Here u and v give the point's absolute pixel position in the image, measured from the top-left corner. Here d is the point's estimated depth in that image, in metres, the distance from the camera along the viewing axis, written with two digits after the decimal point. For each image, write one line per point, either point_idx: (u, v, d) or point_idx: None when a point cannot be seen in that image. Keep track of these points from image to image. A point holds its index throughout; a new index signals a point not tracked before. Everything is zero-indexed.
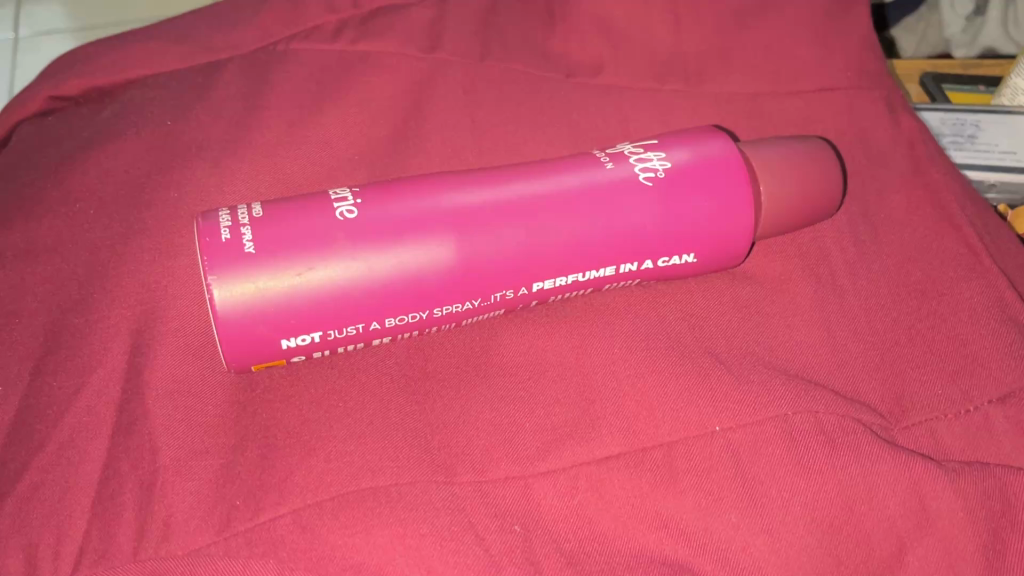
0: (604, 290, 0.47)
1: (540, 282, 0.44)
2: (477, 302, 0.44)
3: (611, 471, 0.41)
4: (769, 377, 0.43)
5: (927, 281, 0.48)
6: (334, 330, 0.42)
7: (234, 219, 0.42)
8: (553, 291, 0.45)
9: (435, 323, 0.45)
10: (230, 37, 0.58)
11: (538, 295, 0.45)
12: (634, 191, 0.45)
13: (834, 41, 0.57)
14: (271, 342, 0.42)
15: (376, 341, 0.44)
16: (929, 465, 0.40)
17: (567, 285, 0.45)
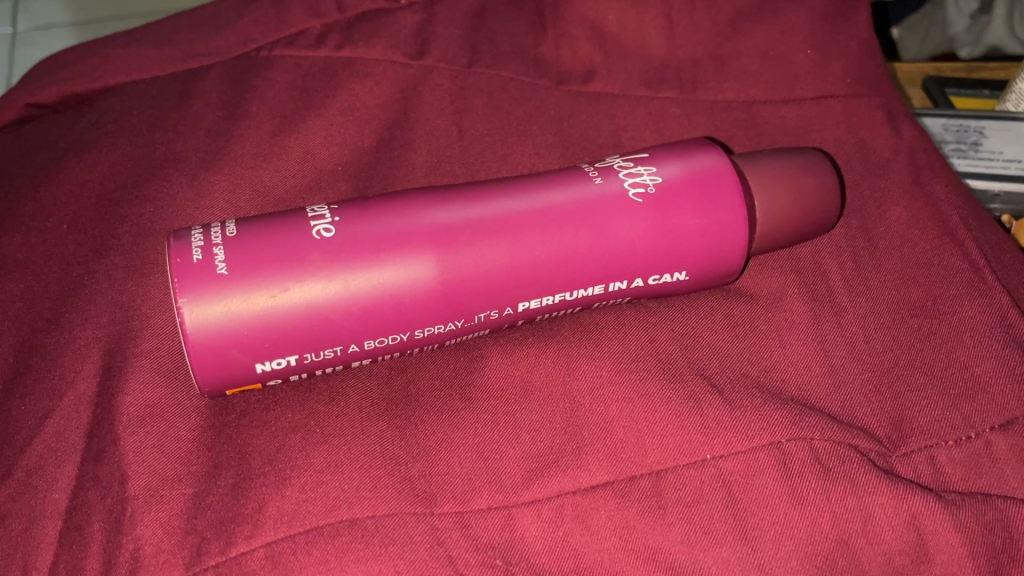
0: (593, 309, 0.45)
1: (526, 302, 0.43)
2: (460, 322, 0.42)
3: (597, 501, 0.39)
4: (763, 402, 0.42)
5: (928, 299, 0.46)
6: (310, 354, 0.41)
7: (206, 238, 0.40)
8: (539, 311, 0.44)
9: (417, 344, 0.43)
10: (212, 42, 0.56)
11: (523, 314, 0.44)
12: (623, 207, 0.43)
13: (834, 47, 0.55)
14: (244, 367, 0.40)
15: (354, 363, 0.43)
16: (927, 496, 0.39)
17: (554, 304, 0.44)
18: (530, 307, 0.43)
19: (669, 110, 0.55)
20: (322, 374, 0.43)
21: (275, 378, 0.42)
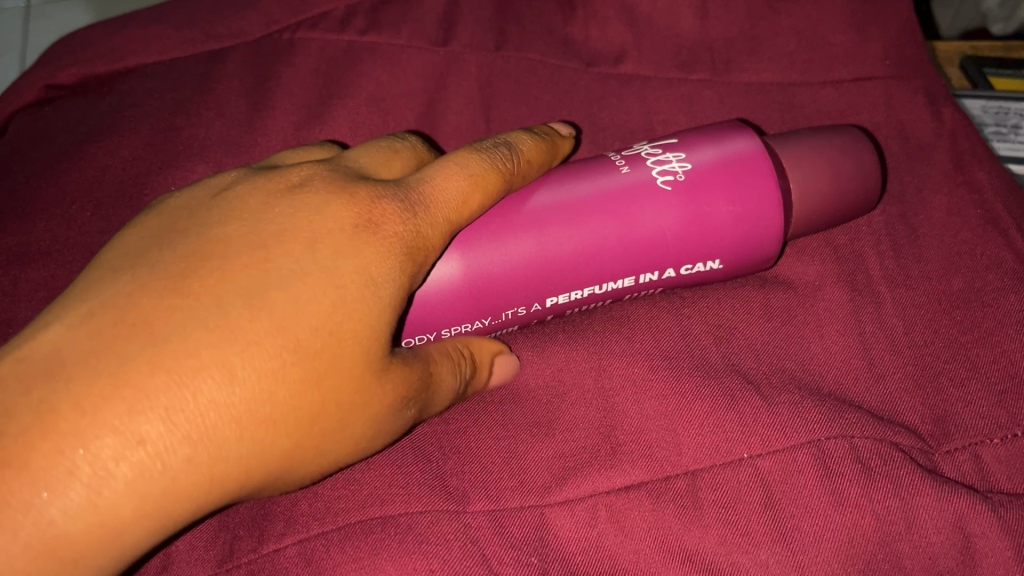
0: (624, 301, 0.44)
1: (555, 298, 0.42)
2: (488, 320, 0.42)
3: (632, 500, 0.39)
4: (801, 399, 0.41)
5: (971, 289, 0.45)
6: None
7: None
8: (569, 303, 0.43)
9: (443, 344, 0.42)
10: (232, 23, 0.55)
11: (551, 310, 0.43)
12: (649, 194, 0.42)
13: (874, 29, 0.53)
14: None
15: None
16: (972, 495, 0.38)
17: (583, 299, 0.43)
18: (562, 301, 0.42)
19: (702, 93, 0.54)
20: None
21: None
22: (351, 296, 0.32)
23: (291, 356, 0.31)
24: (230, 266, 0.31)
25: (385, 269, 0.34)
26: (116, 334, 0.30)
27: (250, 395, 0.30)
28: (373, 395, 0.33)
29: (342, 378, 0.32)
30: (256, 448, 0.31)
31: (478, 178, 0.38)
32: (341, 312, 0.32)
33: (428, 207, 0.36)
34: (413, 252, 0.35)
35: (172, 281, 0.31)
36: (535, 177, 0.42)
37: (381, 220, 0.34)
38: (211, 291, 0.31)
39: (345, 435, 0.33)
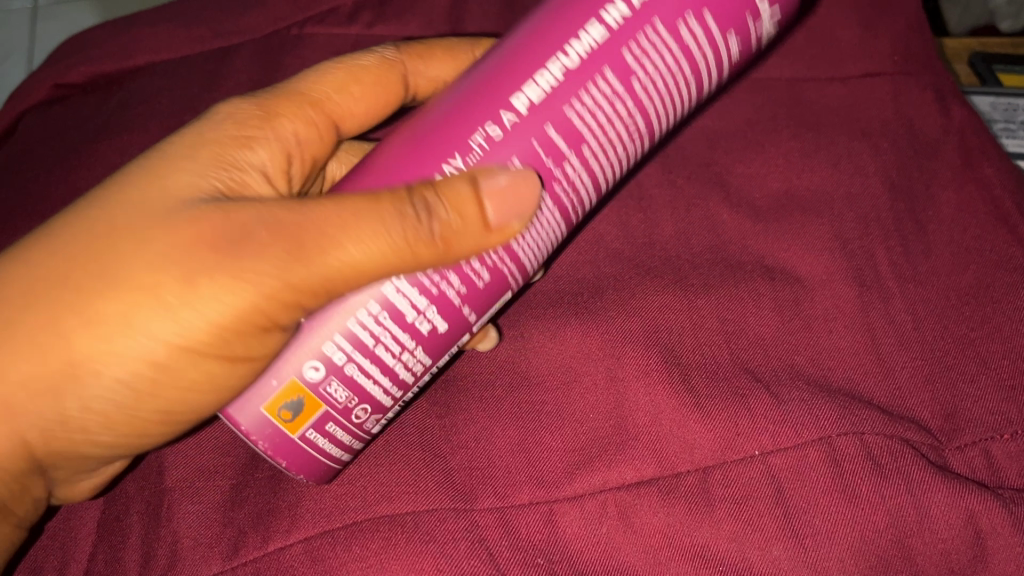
0: (655, 126, 0.37)
1: (570, 173, 0.36)
2: (513, 234, 0.37)
3: (641, 497, 0.39)
4: (811, 396, 0.41)
5: (981, 285, 0.45)
6: (325, 352, 0.36)
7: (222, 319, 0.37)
8: (562, 130, 0.35)
9: (446, 279, 0.36)
10: (240, 21, 0.56)
11: (582, 189, 0.37)
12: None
13: (880, 27, 0.54)
14: (276, 381, 0.36)
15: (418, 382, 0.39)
16: (984, 492, 0.38)
17: (599, 150, 0.36)
18: (557, 105, 0.35)
19: None
20: (385, 406, 0.38)
21: (338, 441, 0.38)
22: (188, 192, 0.37)
23: (151, 262, 0.35)
24: (120, 195, 0.37)
25: (222, 153, 0.39)
26: (24, 284, 0.36)
27: (145, 303, 0.35)
28: (248, 253, 0.35)
29: (205, 264, 0.35)
30: (145, 338, 0.36)
31: (352, 74, 0.45)
32: (194, 220, 0.36)
33: (280, 95, 0.42)
34: (263, 123, 0.41)
35: (73, 220, 0.37)
36: (440, 64, 0.49)
37: (222, 128, 0.40)
38: (104, 223, 0.36)
39: (249, 295, 0.35)
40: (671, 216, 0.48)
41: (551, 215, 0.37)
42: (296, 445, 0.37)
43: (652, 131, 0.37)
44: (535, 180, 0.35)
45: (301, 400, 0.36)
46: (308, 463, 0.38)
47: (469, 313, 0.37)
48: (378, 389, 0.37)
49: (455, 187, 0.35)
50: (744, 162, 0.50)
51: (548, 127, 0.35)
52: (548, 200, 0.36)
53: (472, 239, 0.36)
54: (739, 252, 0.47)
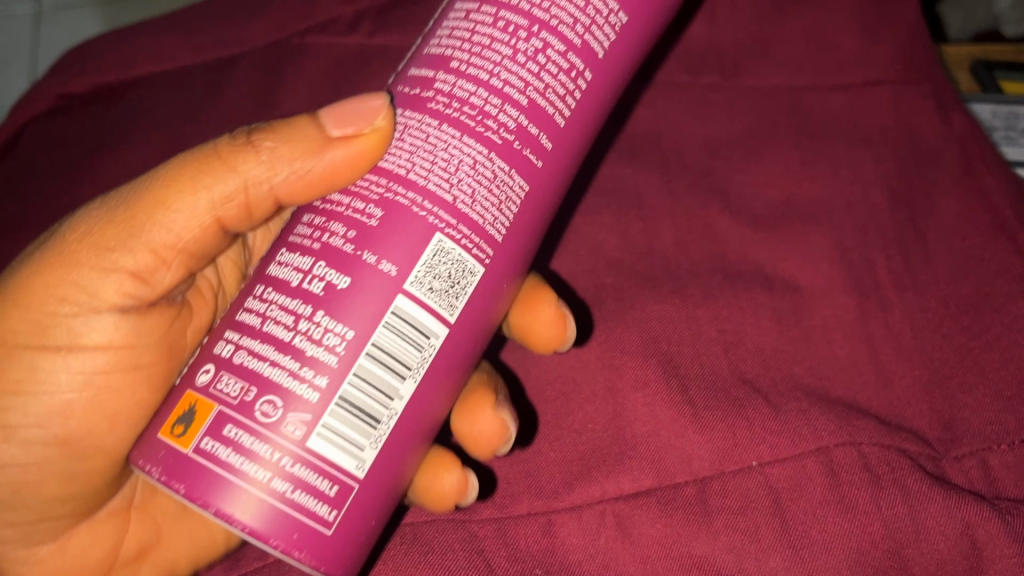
0: (554, 49, 0.34)
1: (469, 106, 0.34)
2: (429, 187, 0.33)
3: (640, 508, 0.39)
4: (809, 406, 0.41)
5: (980, 295, 0.45)
6: (217, 351, 0.33)
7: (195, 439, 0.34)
8: (426, 64, 0.36)
9: (329, 231, 0.33)
10: (242, 31, 0.56)
11: (501, 131, 0.34)
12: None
13: (882, 34, 0.54)
14: (174, 402, 0.33)
15: (358, 381, 0.32)
16: (981, 504, 0.38)
17: (492, 77, 0.34)
18: (424, 52, 0.36)
19: (711, 97, 0.53)
20: (314, 403, 0.31)
21: (303, 480, 0.31)
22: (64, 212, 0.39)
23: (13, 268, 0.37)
24: None
25: None
26: None
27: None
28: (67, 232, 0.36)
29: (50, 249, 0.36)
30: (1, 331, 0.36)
31: None
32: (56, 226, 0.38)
33: None
34: None
35: None
36: None
37: None
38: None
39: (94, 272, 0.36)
40: (670, 223, 0.48)
41: (439, 134, 0.34)
42: (267, 497, 0.31)
43: (540, 31, 0.34)
44: (385, 96, 0.35)
45: (193, 409, 0.32)
46: (278, 522, 0.31)
47: (381, 262, 0.32)
48: (282, 371, 0.31)
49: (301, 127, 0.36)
50: (744, 170, 0.50)
51: (413, 70, 0.36)
52: (431, 128, 0.34)
53: (333, 160, 0.34)
54: (738, 261, 0.47)
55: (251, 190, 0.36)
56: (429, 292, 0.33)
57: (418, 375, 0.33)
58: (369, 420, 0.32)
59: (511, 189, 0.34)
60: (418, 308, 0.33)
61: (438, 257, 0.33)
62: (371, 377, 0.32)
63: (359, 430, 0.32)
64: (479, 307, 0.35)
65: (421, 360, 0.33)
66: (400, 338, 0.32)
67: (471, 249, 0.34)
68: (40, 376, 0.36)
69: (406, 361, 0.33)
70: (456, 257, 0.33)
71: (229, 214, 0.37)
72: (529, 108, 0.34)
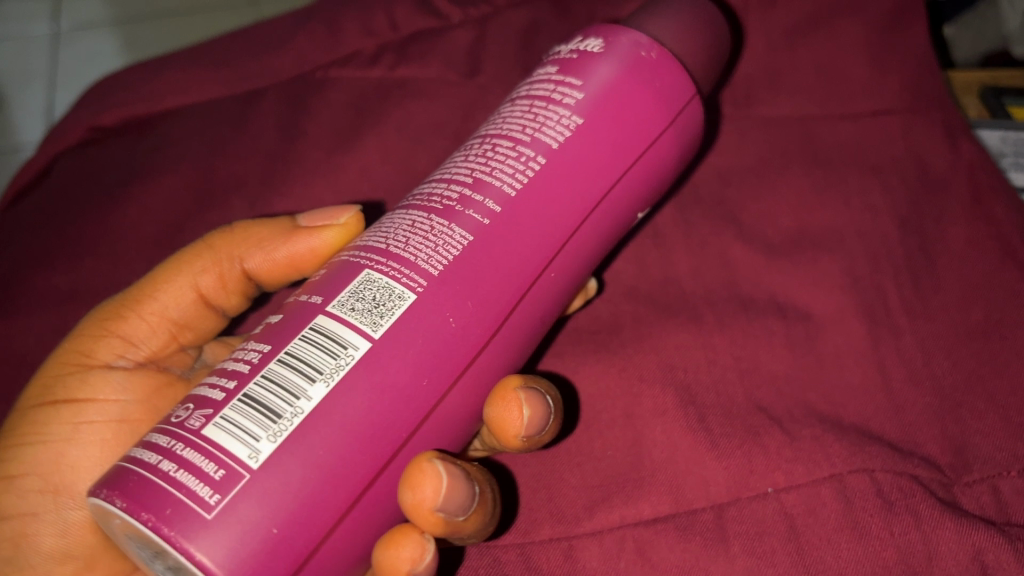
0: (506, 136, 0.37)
1: (427, 191, 0.37)
2: (376, 246, 0.35)
3: (658, 533, 0.40)
4: (822, 433, 0.42)
5: (990, 321, 0.46)
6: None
7: None
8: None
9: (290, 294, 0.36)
10: (266, 63, 0.57)
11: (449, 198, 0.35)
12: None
13: (893, 61, 0.55)
14: None
15: (264, 378, 0.31)
16: (991, 532, 0.39)
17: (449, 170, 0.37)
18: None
19: (723, 125, 0.55)
20: (220, 401, 0.31)
21: (189, 461, 0.29)
22: None
23: None
24: None
25: None
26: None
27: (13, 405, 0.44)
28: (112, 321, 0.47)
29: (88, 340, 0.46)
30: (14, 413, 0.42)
31: None
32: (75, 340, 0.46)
33: None
34: None
35: None
36: None
37: None
38: None
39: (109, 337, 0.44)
40: (685, 251, 0.50)
41: (392, 219, 0.37)
42: (152, 482, 0.29)
43: (492, 140, 0.38)
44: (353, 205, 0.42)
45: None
46: (154, 497, 0.28)
47: (313, 297, 0.34)
48: (206, 387, 0.32)
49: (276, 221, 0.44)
50: (757, 199, 0.52)
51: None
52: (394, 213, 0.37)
53: (300, 244, 0.42)
54: (751, 289, 0.48)
55: (225, 264, 0.43)
56: (350, 312, 0.32)
57: (331, 379, 0.31)
58: (268, 414, 0.30)
59: (449, 239, 0.34)
60: (337, 323, 0.32)
61: (363, 285, 0.33)
62: (281, 378, 0.31)
63: (257, 423, 0.30)
64: (414, 342, 0.32)
65: (337, 367, 0.31)
66: (317, 350, 0.32)
67: (401, 278, 0.33)
68: (40, 429, 0.40)
69: (319, 366, 0.31)
70: (384, 284, 0.33)
71: (207, 288, 0.44)
72: (473, 183, 0.36)
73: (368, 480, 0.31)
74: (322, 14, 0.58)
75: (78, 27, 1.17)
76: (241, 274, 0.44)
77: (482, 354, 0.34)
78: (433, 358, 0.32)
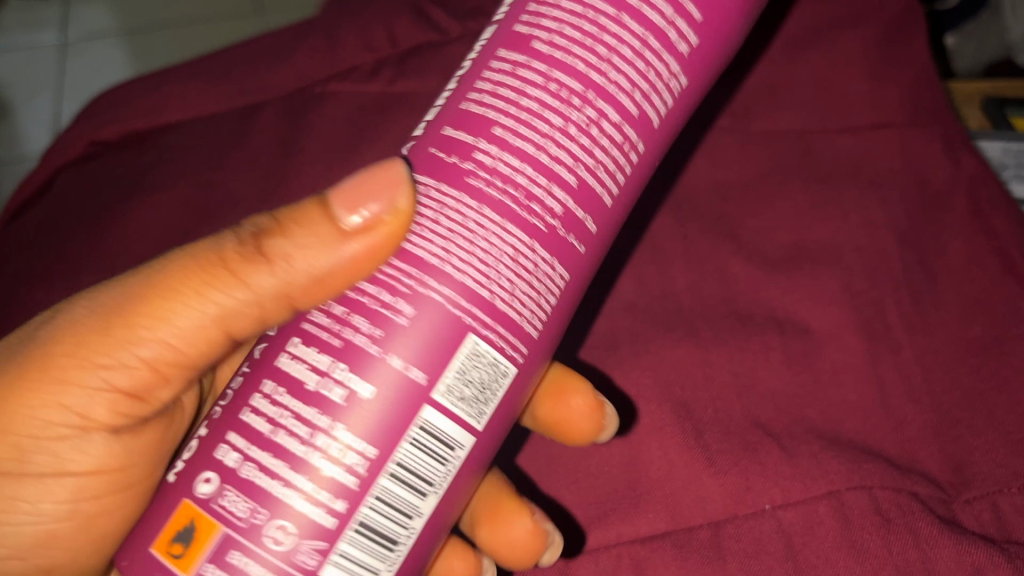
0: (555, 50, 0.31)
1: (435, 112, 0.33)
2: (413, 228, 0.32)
3: (655, 551, 0.40)
4: (820, 449, 0.42)
5: (990, 336, 0.45)
6: (219, 456, 0.30)
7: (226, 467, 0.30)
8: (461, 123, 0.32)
9: (351, 325, 0.30)
10: (264, 79, 0.58)
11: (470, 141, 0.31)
12: None
13: (891, 77, 0.55)
14: (172, 506, 0.30)
15: (373, 498, 0.30)
16: (992, 552, 0.38)
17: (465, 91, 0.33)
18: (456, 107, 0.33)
19: (723, 139, 0.55)
20: (333, 530, 0.29)
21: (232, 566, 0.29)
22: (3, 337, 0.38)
23: None
24: None
25: None
26: None
27: None
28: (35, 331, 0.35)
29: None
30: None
31: None
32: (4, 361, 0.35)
33: None
34: None
35: None
36: None
37: None
38: None
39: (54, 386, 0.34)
40: (682, 266, 0.50)
41: (479, 216, 0.30)
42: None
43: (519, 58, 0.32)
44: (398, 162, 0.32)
45: (193, 526, 0.30)
46: None
47: (410, 369, 0.30)
48: (293, 492, 0.29)
49: (307, 216, 0.33)
50: (756, 214, 0.51)
51: (446, 129, 0.32)
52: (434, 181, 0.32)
53: (343, 257, 0.31)
54: (750, 304, 0.48)
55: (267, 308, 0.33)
56: (457, 402, 0.31)
57: (442, 487, 0.31)
58: (384, 541, 0.31)
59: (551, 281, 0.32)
60: (444, 417, 0.31)
61: (471, 360, 0.31)
62: (393, 499, 0.30)
63: (374, 553, 0.31)
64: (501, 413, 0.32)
65: (445, 473, 0.31)
66: (428, 458, 0.31)
67: (505, 351, 0.31)
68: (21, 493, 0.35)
69: (429, 478, 0.31)
70: (490, 360, 0.31)
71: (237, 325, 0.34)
72: (579, 188, 0.31)
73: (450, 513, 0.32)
74: (320, 30, 0.59)
75: (82, 37, 1.18)
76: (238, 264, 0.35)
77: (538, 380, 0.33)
78: (505, 410, 0.33)
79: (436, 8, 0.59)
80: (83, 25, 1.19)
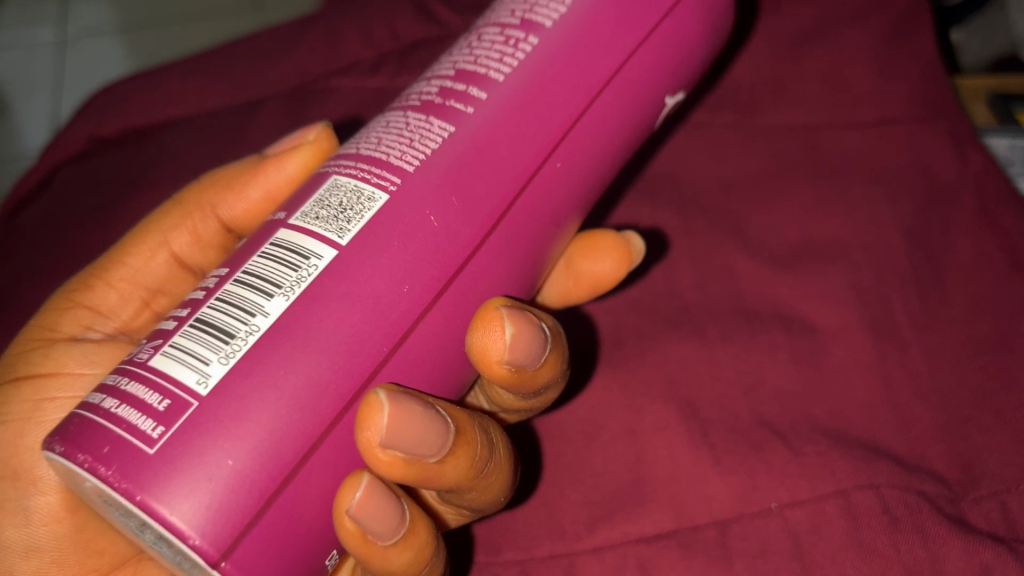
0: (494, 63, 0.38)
1: None
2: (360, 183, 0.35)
3: (660, 550, 0.39)
4: (827, 447, 0.41)
5: (997, 334, 0.45)
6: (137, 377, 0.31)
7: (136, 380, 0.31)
8: None
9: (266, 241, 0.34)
10: (267, 74, 0.57)
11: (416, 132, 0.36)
12: None
13: (898, 71, 0.54)
14: None
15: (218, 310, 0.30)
16: (1001, 551, 0.38)
17: None
18: None
19: (728, 136, 0.55)
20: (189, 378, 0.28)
21: (132, 396, 0.28)
22: None
23: None
24: None
25: None
26: None
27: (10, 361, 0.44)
28: None
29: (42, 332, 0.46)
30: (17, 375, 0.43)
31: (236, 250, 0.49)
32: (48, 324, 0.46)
33: None
34: None
35: None
36: None
37: None
38: None
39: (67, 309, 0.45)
40: (687, 263, 0.50)
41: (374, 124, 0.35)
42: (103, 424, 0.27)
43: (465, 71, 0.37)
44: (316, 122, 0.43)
45: None
46: (93, 435, 0.27)
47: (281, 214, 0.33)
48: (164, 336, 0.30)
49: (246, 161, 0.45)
50: (761, 210, 0.51)
51: None
52: None
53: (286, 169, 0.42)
54: (756, 301, 0.48)
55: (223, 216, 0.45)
56: (315, 221, 0.31)
57: (290, 292, 0.30)
58: (221, 336, 0.29)
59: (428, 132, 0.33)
60: (304, 237, 0.31)
61: (330, 193, 0.32)
62: (236, 299, 0.30)
63: (208, 346, 0.29)
64: (386, 242, 0.31)
65: (297, 279, 0.30)
66: (280, 269, 0.30)
67: (370, 180, 0.32)
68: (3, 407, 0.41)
69: (279, 281, 0.30)
70: (353, 189, 0.32)
71: (184, 245, 0.46)
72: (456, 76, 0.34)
73: (372, 366, 0.30)
74: (323, 26, 0.58)
75: (83, 35, 1.18)
76: (221, 226, 0.46)
77: (473, 255, 0.32)
78: (411, 262, 0.31)
79: (438, 3, 0.59)
80: (82, 23, 1.19)
